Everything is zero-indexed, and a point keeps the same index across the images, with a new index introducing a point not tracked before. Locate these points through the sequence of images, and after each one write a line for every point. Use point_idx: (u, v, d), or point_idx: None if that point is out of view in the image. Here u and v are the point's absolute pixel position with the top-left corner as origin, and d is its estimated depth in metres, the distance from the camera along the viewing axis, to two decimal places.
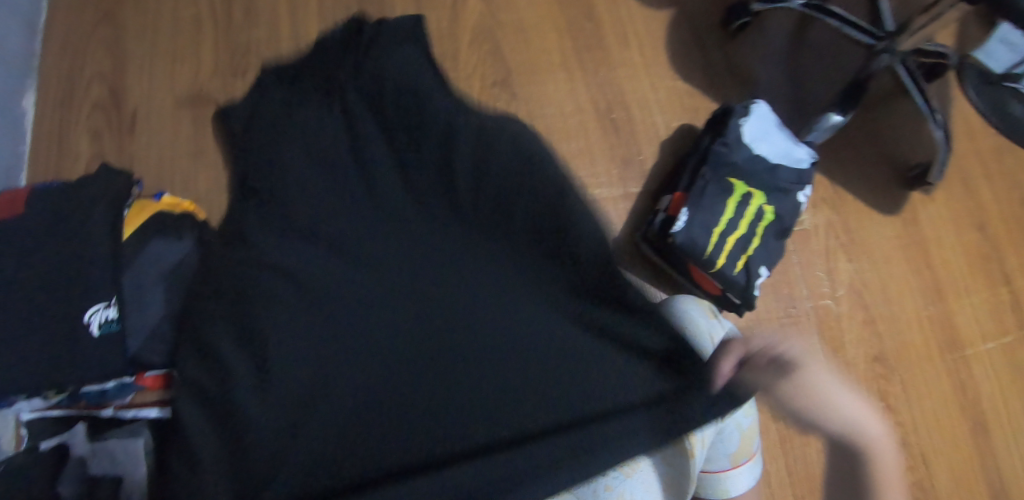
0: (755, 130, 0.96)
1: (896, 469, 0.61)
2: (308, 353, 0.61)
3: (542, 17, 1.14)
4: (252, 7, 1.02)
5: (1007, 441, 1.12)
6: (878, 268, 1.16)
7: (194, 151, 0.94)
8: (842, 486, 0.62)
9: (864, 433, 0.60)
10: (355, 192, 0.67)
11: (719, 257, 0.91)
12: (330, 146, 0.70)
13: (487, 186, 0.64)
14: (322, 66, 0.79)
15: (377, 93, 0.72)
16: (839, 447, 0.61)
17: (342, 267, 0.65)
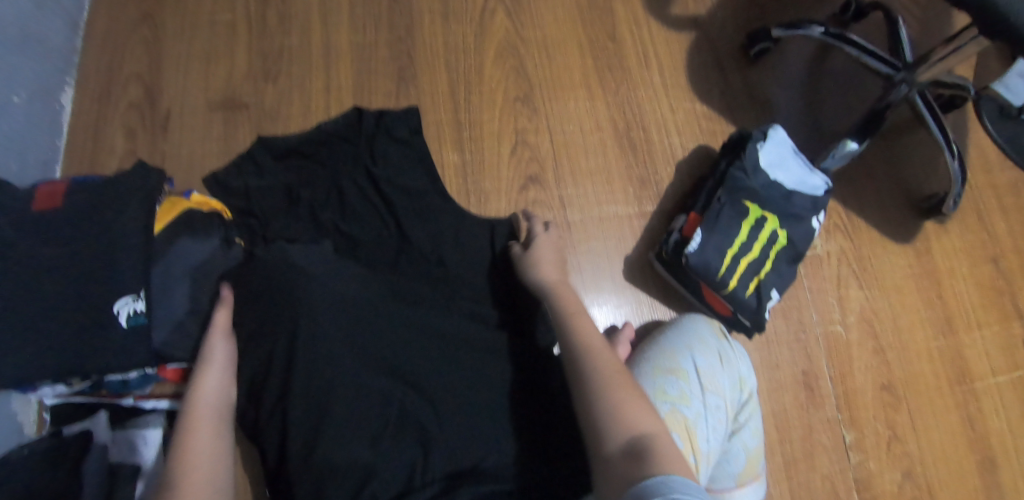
0: (773, 156, 0.97)
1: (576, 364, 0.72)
2: (348, 393, 0.74)
3: (566, 35, 1.16)
4: (286, 16, 1.05)
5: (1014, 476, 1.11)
6: (889, 297, 1.16)
7: (223, 152, 0.96)
8: (587, 384, 0.72)
9: (582, 341, 0.76)
10: (366, 329, 0.78)
11: (731, 279, 0.92)
12: (319, 279, 0.80)
13: (472, 359, 0.82)
14: (334, 155, 0.93)
15: (336, 276, 0.82)
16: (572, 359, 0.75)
17: (367, 389, 0.75)
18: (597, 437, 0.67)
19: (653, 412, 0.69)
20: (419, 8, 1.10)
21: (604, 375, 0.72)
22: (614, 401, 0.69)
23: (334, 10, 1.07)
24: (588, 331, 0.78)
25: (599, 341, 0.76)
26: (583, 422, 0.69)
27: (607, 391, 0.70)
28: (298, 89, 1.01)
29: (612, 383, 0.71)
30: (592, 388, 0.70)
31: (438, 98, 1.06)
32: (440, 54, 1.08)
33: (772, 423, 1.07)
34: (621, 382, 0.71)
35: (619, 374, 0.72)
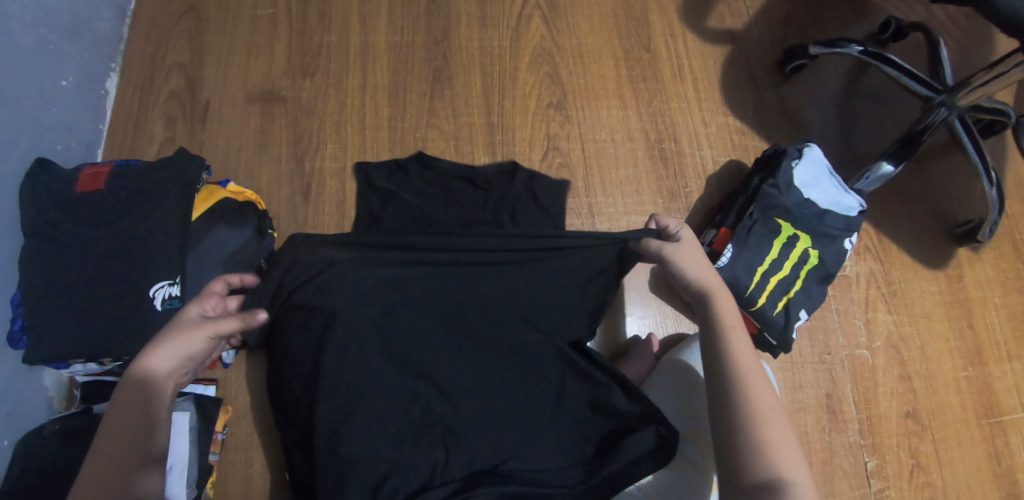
0: (807, 175, 0.97)
1: (740, 391, 0.71)
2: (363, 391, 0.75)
3: (601, 44, 1.16)
4: (327, 14, 1.06)
5: None
6: (918, 323, 1.14)
7: (259, 144, 0.98)
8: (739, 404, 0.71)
9: (736, 361, 0.73)
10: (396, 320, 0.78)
11: (760, 297, 0.91)
12: (360, 273, 0.79)
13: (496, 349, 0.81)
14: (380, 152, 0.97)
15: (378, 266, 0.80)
16: (720, 370, 0.74)
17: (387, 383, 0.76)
18: (735, 468, 0.68)
19: (796, 451, 0.69)
20: (457, 12, 1.11)
21: (754, 404, 0.70)
22: (766, 440, 0.68)
23: (374, 10, 1.08)
24: (741, 346, 0.75)
25: (750, 361, 0.74)
26: (724, 443, 0.69)
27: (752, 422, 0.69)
28: (335, 85, 1.02)
29: (761, 420, 0.70)
30: (736, 414, 0.70)
31: (471, 100, 1.06)
32: (476, 57, 1.09)
33: (793, 444, 1.05)
34: (768, 415, 0.70)
35: (770, 406, 0.71)
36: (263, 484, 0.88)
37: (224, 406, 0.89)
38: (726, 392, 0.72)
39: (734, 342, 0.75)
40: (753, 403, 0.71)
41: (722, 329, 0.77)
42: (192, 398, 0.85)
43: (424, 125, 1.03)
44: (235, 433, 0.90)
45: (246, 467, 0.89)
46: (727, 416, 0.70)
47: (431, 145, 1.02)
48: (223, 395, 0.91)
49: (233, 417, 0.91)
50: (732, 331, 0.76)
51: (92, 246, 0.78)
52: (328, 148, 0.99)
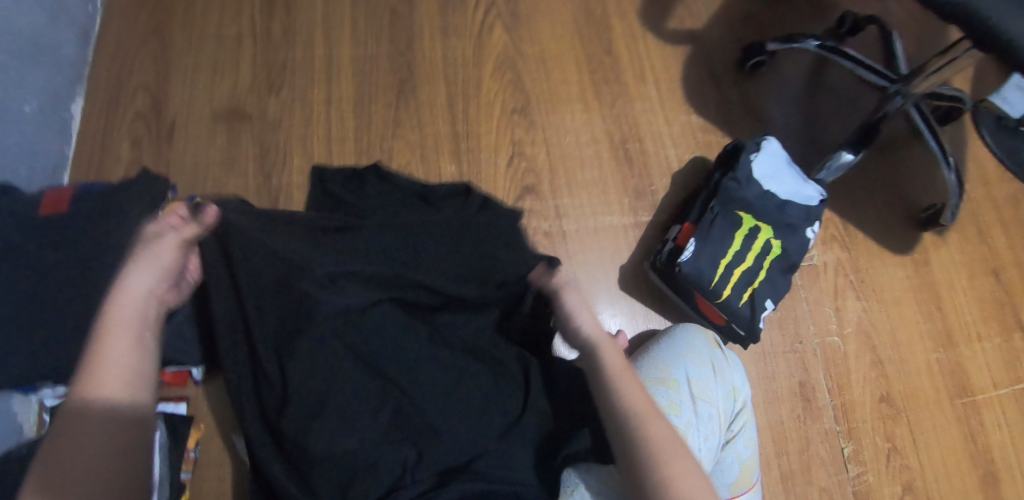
0: (766, 168, 0.98)
1: (630, 429, 0.74)
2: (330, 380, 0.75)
3: (563, 49, 1.18)
4: (291, 30, 1.08)
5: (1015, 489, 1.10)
6: (888, 308, 1.16)
7: (225, 160, 0.99)
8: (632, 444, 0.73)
9: (624, 398, 0.76)
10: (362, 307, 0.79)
11: (725, 289, 0.93)
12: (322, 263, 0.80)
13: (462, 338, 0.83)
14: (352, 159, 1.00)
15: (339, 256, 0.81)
16: (611, 411, 0.76)
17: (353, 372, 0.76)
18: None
19: (698, 478, 0.73)
20: (421, 25, 1.13)
21: (652, 442, 0.73)
22: (670, 477, 0.71)
23: (336, 25, 1.10)
24: (628, 387, 0.77)
25: (639, 394, 0.77)
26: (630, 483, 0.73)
27: (654, 463, 0.72)
28: (300, 100, 1.04)
29: (661, 454, 0.73)
30: (633, 453, 0.73)
31: (436, 110, 1.08)
32: (439, 68, 1.11)
33: (768, 435, 1.06)
34: (665, 450, 0.73)
35: (666, 440, 0.74)
36: (237, 494, 0.89)
37: (194, 425, 0.91)
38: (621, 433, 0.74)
39: (620, 380, 0.78)
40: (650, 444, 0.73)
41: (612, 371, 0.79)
42: (163, 416, 0.86)
43: (390, 136, 1.04)
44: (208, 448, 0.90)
45: (220, 483, 0.90)
46: (626, 457, 0.73)
47: (397, 155, 1.04)
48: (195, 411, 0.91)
49: (205, 435, 0.92)
50: (620, 375, 0.79)
51: (57, 268, 0.79)
52: (295, 162, 1.00)
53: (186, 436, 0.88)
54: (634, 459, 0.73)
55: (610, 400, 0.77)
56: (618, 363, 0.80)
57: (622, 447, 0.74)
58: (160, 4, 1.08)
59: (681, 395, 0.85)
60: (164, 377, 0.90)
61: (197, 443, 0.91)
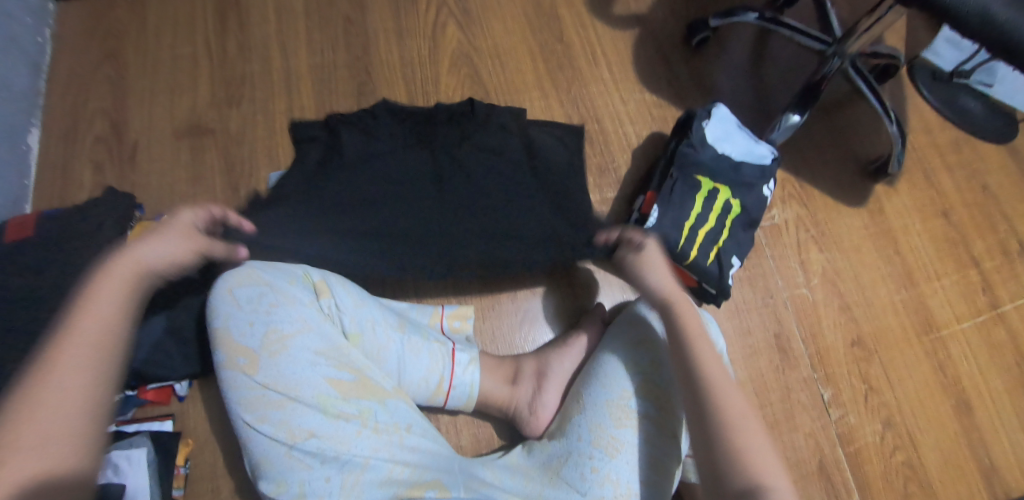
0: (718, 132, 1.03)
1: (712, 402, 0.76)
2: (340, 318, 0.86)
3: (515, 41, 1.22)
4: (246, 45, 1.09)
5: (977, 409, 1.20)
6: (850, 257, 1.21)
7: (191, 176, 1.00)
8: (708, 413, 0.76)
9: (697, 351, 0.80)
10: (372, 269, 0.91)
11: (692, 250, 0.97)
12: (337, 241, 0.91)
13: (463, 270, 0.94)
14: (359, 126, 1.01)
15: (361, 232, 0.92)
16: (703, 430, 0.75)
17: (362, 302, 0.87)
18: (712, 465, 0.74)
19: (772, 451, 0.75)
20: (375, 30, 1.15)
21: (728, 415, 0.75)
22: (744, 433, 0.75)
23: (291, 37, 1.12)
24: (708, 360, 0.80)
25: (710, 353, 0.80)
26: (689, 419, 0.77)
27: (733, 446, 0.74)
28: (262, 112, 1.05)
29: (735, 421, 0.75)
30: (709, 417, 0.76)
31: None
32: (397, 68, 1.13)
33: (751, 388, 1.10)
34: (742, 423, 0.75)
35: (742, 414, 0.76)
36: None
37: (183, 439, 0.89)
38: (691, 382, 0.78)
39: (718, 410, 0.76)
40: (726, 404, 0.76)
41: (686, 343, 0.81)
42: (148, 434, 0.85)
43: None
44: (198, 462, 0.90)
45: (212, 494, 0.88)
46: (700, 423, 0.76)
47: None
48: (181, 427, 0.91)
49: (195, 450, 0.90)
50: (696, 337, 0.82)
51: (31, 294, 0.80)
52: (263, 172, 1.02)
53: (176, 452, 0.88)
54: (712, 434, 0.75)
55: (701, 395, 0.77)
56: (718, 374, 0.79)
57: (691, 406, 0.77)
58: (111, 30, 1.09)
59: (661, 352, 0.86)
60: (147, 395, 0.90)
61: (187, 459, 0.89)
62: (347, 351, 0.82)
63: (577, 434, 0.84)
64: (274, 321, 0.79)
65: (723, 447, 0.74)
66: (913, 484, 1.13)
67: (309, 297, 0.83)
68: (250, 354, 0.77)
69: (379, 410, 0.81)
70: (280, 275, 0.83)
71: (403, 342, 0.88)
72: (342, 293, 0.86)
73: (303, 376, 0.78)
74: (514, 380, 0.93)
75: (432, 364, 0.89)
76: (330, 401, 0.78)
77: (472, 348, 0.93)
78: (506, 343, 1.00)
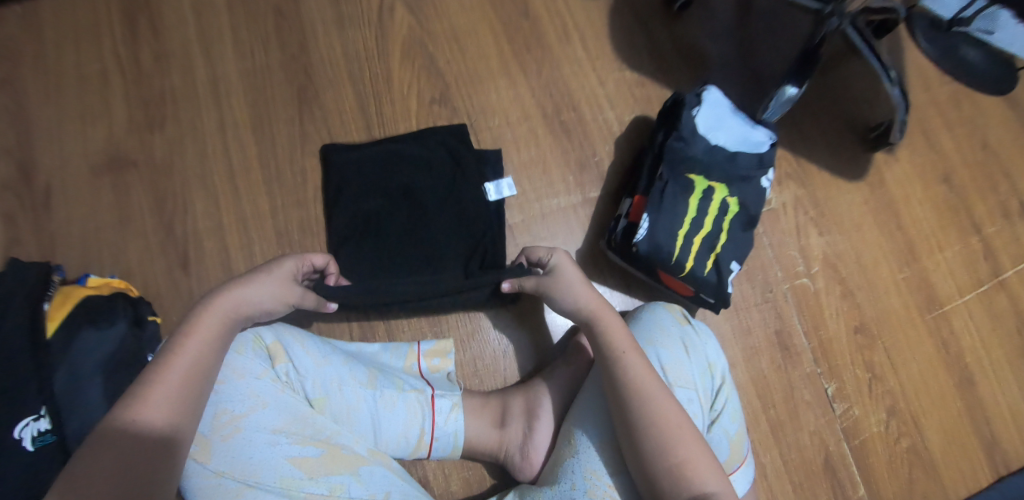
0: (709, 119, 0.93)
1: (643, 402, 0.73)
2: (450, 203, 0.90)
3: (474, 20, 1.07)
4: (162, 54, 0.94)
5: (981, 383, 1.16)
6: (851, 238, 1.13)
7: (117, 220, 0.87)
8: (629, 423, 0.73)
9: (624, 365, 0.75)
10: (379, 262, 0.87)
11: (687, 259, 0.88)
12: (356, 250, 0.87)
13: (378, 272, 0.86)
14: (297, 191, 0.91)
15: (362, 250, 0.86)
16: (648, 436, 0.71)
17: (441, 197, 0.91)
18: (658, 494, 0.70)
19: (710, 461, 0.71)
20: (311, 20, 1.00)
21: (669, 430, 0.71)
22: (687, 458, 0.70)
23: (215, 38, 0.96)
24: (641, 373, 0.75)
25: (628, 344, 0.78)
26: (633, 459, 0.72)
27: (670, 455, 0.70)
28: (191, 133, 0.91)
29: (669, 430, 0.71)
30: (637, 428, 0.72)
31: (346, 115, 0.97)
32: (342, 67, 0.99)
33: (753, 391, 1.04)
34: (680, 434, 0.71)
35: (677, 424, 0.72)
36: None
37: None
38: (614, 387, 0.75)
39: (650, 399, 0.73)
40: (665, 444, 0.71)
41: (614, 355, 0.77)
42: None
43: (300, 155, 0.93)
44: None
45: None
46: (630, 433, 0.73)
47: (312, 174, 0.92)
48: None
49: None
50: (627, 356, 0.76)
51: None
52: (199, 205, 0.88)
53: None
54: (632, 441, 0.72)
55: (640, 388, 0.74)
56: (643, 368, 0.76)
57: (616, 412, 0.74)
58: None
59: None
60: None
61: None
62: (311, 419, 0.74)
63: (571, 482, 0.75)
64: (223, 400, 0.71)
65: (657, 451, 0.71)
66: (918, 468, 1.10)
67: (263, 365, 0.75)
68: (199, 439, 0.69)
69: (352, 484, 0.71)
70: (227, 345, 0.74)
71: (377, 397, 0.80)
72: (299, 353, 0.78)
73: (261, 458, 0.69)
74: (502, 421, 0.86)
75: (411, 418, 0.81)
76: (296, 484, 0.69)
77: (454, 391, 0.86)
78: (488, 376, 0.92)
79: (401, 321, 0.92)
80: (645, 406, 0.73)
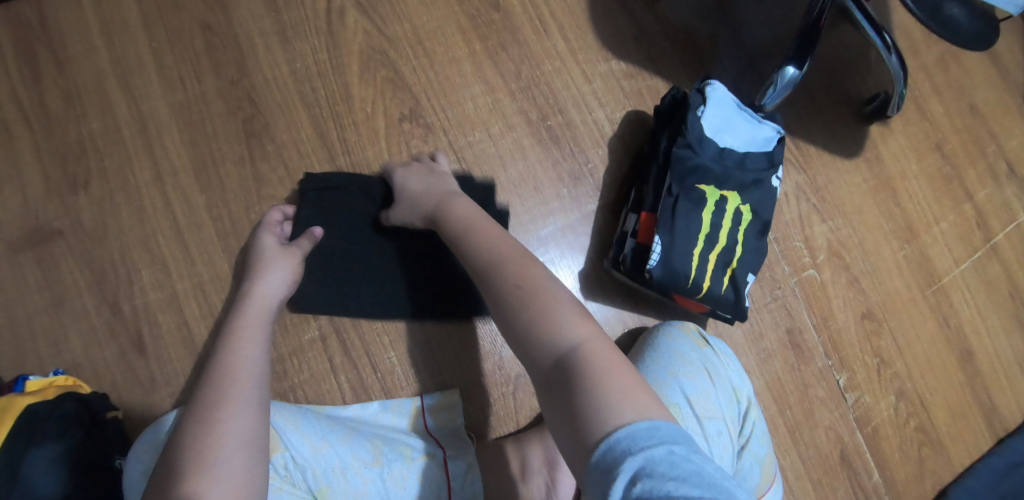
0: (715, 119, 0.85)
1: (514, 281, 0.66)
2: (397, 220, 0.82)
3: (439, 16, 0.94)
4: (73, 93, 0.79)
5: (985, 353, 1.13)
6: (852, 221, 1.10)
7: (50, 301, 0.74)
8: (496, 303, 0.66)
9: (485, 256, 0.70)
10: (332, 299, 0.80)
11: (705, 279, 0.81)
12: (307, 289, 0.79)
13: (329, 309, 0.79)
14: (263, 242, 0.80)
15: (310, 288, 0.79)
16: (511, 298, 0.64)
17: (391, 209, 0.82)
18: (531, 362, 0.60)
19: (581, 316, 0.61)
20: (249, 33, 0.85)
21: (529, 298, 0.64)
22: (553, 315, 0.61)
23: (135, 68, 0.81)
24: (485, 244, 0.71)
25: (502, 239, 0.71)
26: (509, 311, 0.64)
27: (529, 315, 0.62)
28: (125, 188, 0.78)
29: (533, 294, 0.64)
30: (503, 299, 0.65)
31: (305, 145, 0.84)
32: (293, 87, 0.85)
33: (768, 395, 1.03)
34: (541, 296, 0.63)
35: (534, 284, 0.65)
36: None
37: None
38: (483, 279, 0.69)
39: (513, 271, 0.67)
40: (527, 298, 0.64)
41: (466, 230, 0.73)
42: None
43: (258, 199, 0.80)
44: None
45: None
46: (499, 311, 0.65)
47: None
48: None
49: None
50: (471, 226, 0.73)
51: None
52: (146, 273, 0.76)
53: None
54: (500, 319, 0.65)
55: (505, 264, 0.68)
56: (507, 250, 0.70)
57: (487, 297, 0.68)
58: None
59: (686, 419, 0.77)
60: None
61: None
62: None
63: None
64: None
65: (523, 322, 0.62)
66: (927, 447, 1.08)
67: None
68: None
69: None
70: None
71: (386, 476, 0.73)
72: (294, 439, 0.70)
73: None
74: (522, 476, 0.78)
75: (426, 491, 0.74)
76: None
77: (467, 450, 0.78)
78: (497, 422, 0.83)
79: (398, 378, 0.81)
80: (512, 280, 0.66)
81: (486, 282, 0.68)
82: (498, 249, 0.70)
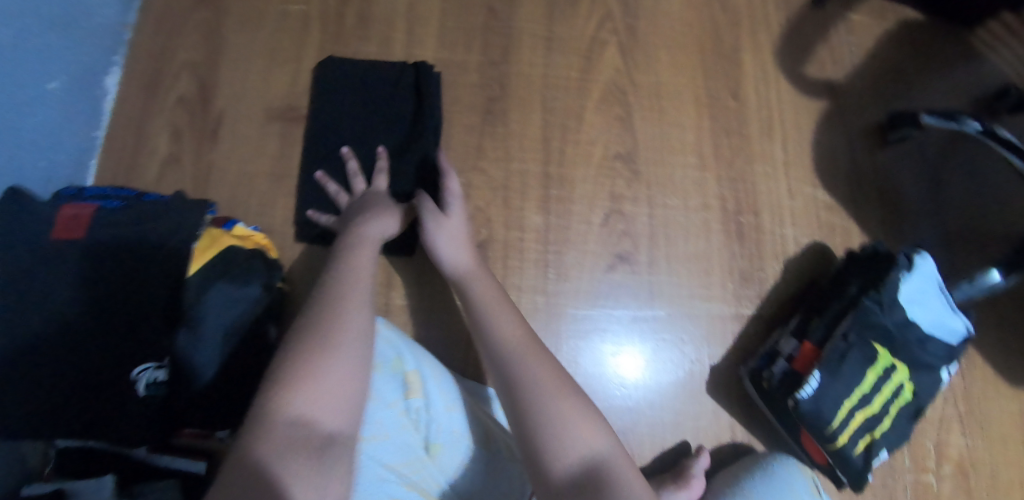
0: (912, 290, 0.83)
1: (518, 360, 0.63)
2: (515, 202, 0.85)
3: (681, 85, 1.00)
4: (367, 17, 0.89)
5: None
6: (995, 448, 1.02)
7: (274, 172, 0.82)
8: (505, 371, 0.63)
9: (496, 333, 0.65)
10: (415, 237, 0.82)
11: (843, 435, 0.78)
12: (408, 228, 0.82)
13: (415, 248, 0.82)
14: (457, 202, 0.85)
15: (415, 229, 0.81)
16: (524, 375, 0.61)
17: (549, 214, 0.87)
18: (543, 460, 0.57)
19: (602, 427, 0.58)
20: (521, 30, 0.94)
21: (532, 383, 0.60)
22: (569, 413, 0.58)
23: (422, 18, 0.91)
24: (502, 316, 0.67)
25: (490, 311, 0.67)
26: (516, 399, 0.60)
27: (540, 407, 0.59)
28: None
29: (566, 391, 0.60)
30: (518, 381, 0.61)
31: (527, 141, 0.90)
32: (538, 89, 0.93)
33: None
34: (554, 387, 0.60)
35: (556, 377, 0.61)
36: None
37: None
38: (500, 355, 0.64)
39: (520, 361, 0.63)
40: (544, 395, 0.60)
41: (483, 305, 0.68)
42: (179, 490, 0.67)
43: (471, 168, 0.87)
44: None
45: None
46: (511, 389, 0.61)
47: (475, 194, 0.86)
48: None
49: None
50: (488, 299, 0.69)
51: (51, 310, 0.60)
52: None
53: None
54: (508, 403, 0.61)
55: (511, 343, 0.64)
56: (496, 323, 0.66)
57: (495, 367, 0.64)
58: None
59: None
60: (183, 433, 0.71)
61: None
62: (424, 469, 0.64)
63: None
64: None
65: (533, 419, 0.58)
66: None
67: (395, 392, 0.66)
68: None
69: None
70: None
71: (490, 465, 0.68)
72: (433, 388, 0.68)
73: (364, 488, 0.59)
74: None
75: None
76: None
77: None
78: None
79: None
80: (520, 359, 0.62)
81: (497, 355, 0.64)
82: (504, 317, 0.66)
